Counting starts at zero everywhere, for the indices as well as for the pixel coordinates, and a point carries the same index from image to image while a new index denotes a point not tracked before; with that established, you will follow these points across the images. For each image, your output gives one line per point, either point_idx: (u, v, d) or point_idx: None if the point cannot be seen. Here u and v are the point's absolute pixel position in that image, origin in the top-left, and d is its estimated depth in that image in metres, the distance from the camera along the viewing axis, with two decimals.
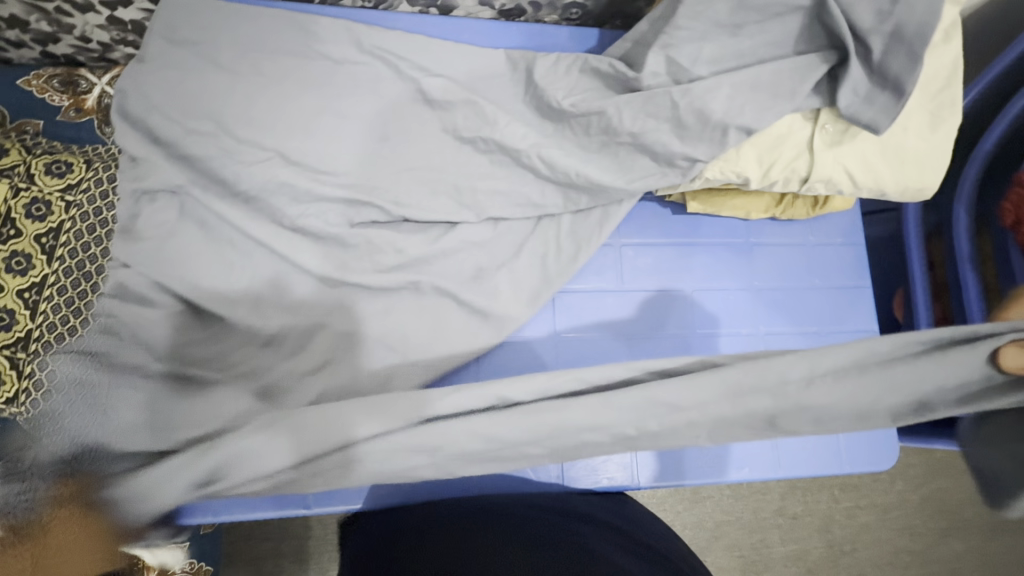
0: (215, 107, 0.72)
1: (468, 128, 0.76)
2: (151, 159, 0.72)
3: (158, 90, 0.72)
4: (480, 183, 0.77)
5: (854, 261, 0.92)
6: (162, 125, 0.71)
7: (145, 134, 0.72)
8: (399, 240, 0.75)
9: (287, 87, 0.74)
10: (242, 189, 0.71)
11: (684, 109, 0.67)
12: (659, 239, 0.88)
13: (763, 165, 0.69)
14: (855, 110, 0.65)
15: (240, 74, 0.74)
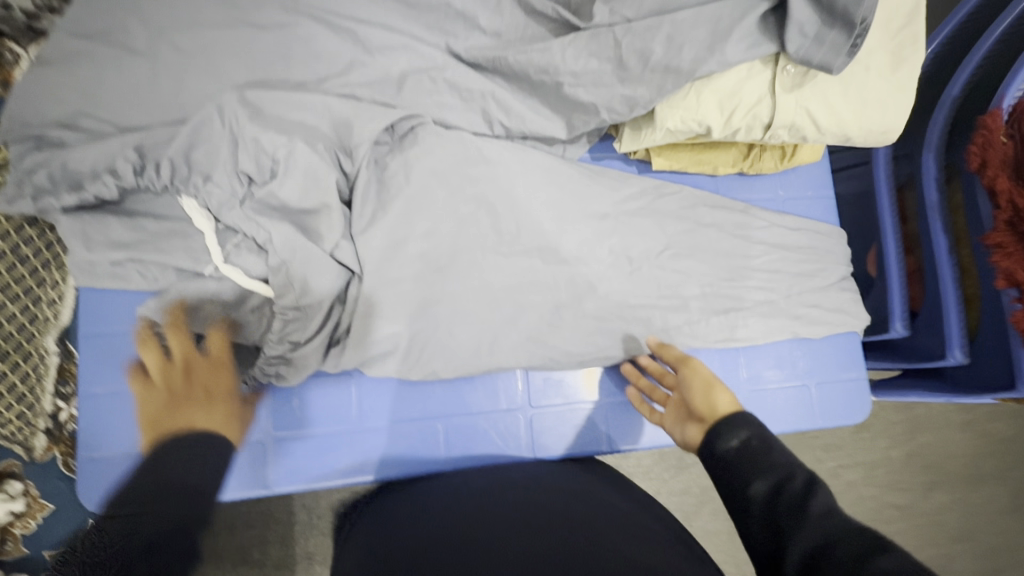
0: (151, 79, 0.68)
1: (413, 86, 0.73)
2: (83, 135, 0.67)
3: (81, 58, 0.68)
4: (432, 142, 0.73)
5: (824, 215, 0.91)
6: (92, 94, 0.67)
7: (72, 108, 0.67)
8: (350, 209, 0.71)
9: (223, 49, 0.70)
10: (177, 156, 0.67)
11: (626, 48, 0.66)
12: None
13: (724, 113, 0.67)
14: (807, 52, 0.62)
15: (175, 41, 0.70)
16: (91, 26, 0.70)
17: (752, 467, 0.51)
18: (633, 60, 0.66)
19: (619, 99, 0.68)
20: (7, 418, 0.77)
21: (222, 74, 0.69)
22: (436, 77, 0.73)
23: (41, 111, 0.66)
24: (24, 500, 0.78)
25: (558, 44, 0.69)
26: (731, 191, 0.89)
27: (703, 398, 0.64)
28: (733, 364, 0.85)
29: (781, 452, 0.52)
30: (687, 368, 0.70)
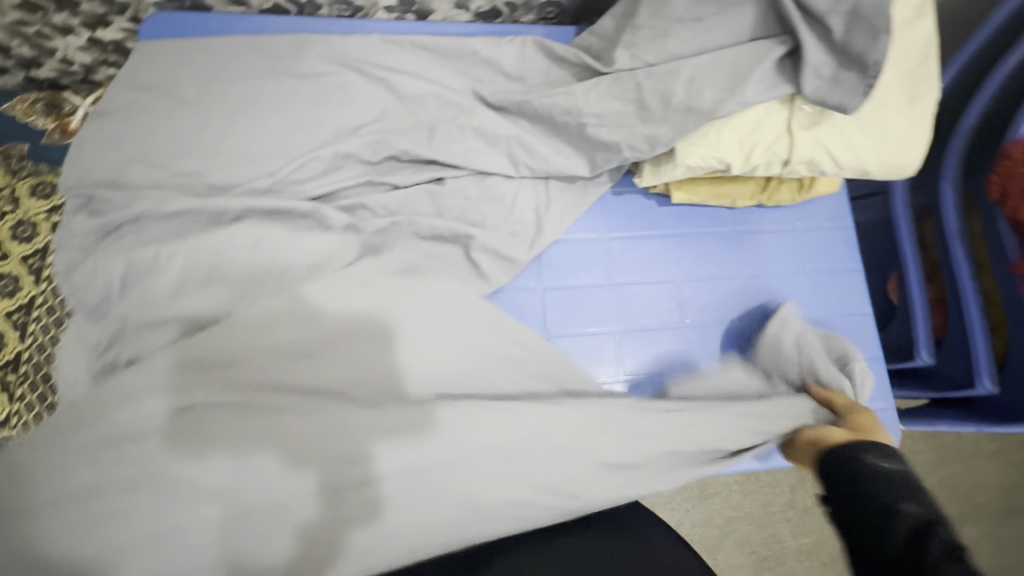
0: (201, 127, 0.73)
1: (444, 130, 0.77)
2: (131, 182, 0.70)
3: (139, 109, 0.73)
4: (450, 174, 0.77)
5: (844, 246, 0.92)
6: (148, 141, 0.72)
7: (126, 156, 0.71)
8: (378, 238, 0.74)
9: (269, 98, 0.75)
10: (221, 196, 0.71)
11: (647, 91, 0.70)
12: (647, 231, 0.88)
13: (743, 151, 0.69)
14: (824, 93, 0.64)
15: (226, 92, 0.75)
16: (151, 80, 0.75)
17: (900, 489, 0.54)
18: (655, 103, 0.69)
19: (642, 138, 0.70)
20: None
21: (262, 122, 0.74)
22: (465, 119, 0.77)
23: (95, 164, 0.70)
24: None
25: (583, 88, 0.73)
26: (750, 222, 0.91)
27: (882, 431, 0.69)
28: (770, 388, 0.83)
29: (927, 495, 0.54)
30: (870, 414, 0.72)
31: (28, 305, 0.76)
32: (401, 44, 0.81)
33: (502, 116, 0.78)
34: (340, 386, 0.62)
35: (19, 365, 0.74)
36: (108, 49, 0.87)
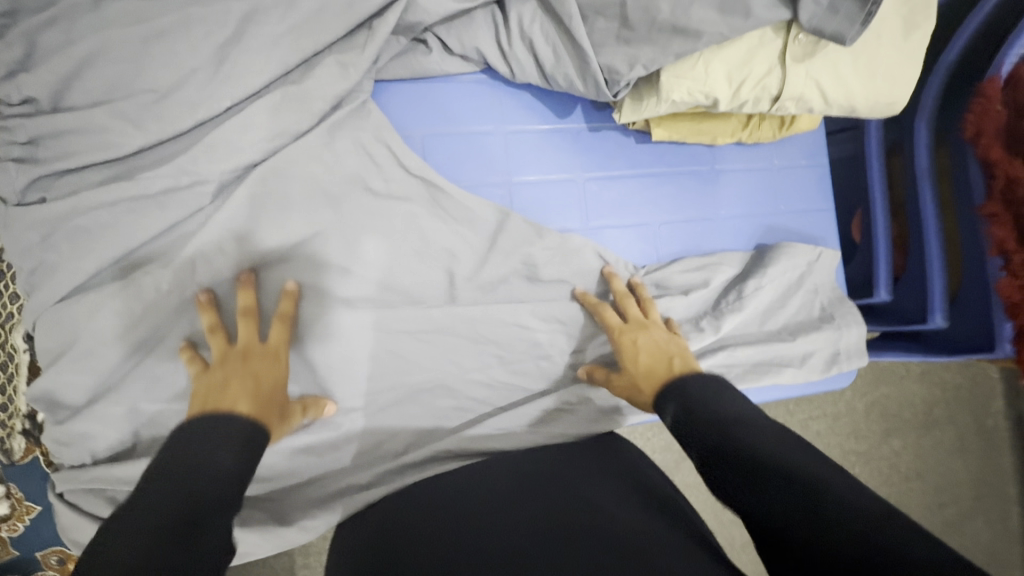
0: (118, 54, 0.62)
1: (414, 64, 0.74)
2: (71, 129, 0.62)
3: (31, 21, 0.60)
4: (423, 149, 0.76)
5: (817, 185, 0.91)
6: (43, 71, 0.61)
7: (41, 79, 0.61)
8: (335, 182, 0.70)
9: (187, 14, 0.63)
10: (165, 121, 0.63)
11: (631, 9, 0.64)
12: (624, 171, 0.83)
13: (732, 85, 0.64)
14: (819, 22, 0.58)
15: (141, 15, 0.62)
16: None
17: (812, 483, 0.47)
18: (638, 20, 0.64)
19: (623, 61, 0.66)
20: None
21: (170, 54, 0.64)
22: (434, 57, 0.74)
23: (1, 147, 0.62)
24: (8, 503, 0.75)
25: (533, 12, 0.71)
26: (728, 161, 0.87)
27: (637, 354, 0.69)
28: (727, 325, 0.82)
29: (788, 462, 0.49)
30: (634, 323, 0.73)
31: None
32: None
33: (479, 26, 0.72)
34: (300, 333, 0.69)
35: None
36: None
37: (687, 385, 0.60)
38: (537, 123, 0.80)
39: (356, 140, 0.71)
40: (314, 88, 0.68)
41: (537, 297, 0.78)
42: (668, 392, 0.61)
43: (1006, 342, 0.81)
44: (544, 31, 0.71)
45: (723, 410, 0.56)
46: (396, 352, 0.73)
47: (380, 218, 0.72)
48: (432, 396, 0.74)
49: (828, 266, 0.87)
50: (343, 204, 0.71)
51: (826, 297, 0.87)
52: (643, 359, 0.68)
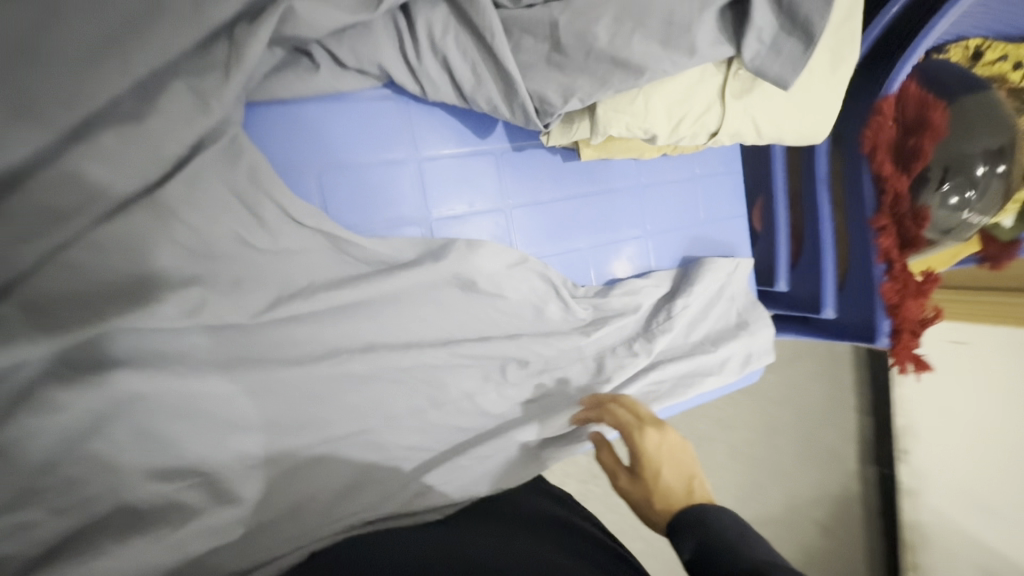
0: None
1: (298, 84, 0.58)
2: None
3: None
4: (318, 187, 0.63)
5: (733, 192, 0.91)
6: None
7: None
8: (208, 242, 0.55)
9: None
10: None
11: (564, 32, 0.55)
12: (550, 194, 0.77)
13: (670, 121, 0.59)
14: (761, 63, 0.55)
15: None
16: None
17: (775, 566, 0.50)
18: (572, 46, 0.55)
19: (556, 90, 0.58)
20: None
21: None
22: (323, 74, 0.59)
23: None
24: None
25: (445, 22, 0.58)
26: (652, 174, 0.84)
27: (668, 468, 0.62)
28: (658, 344, 0.82)
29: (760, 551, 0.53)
30: (654, 426, 0.65)
31: None
32: None
33: (379, 37, 0.58)
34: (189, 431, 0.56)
35: None
36: None
37: (700, 514, 0.57)
38: (452, 145, 0.70)
39: (227, 187, 0.56)
40: (161, 126, 0.51)
41: (473, 345, 0.70)
42: (688, 524, 0.57)
43: (884, 336, 0.91)
44: (460, 45, 0.59)
45: (725, 543, 0.53)
46: (314, 430, 0.62)
47: (272, 281, 0.59)
48: (361, 475, 0.65)
49: (744, 275, 0.89)
50: (219, 271, 0.56)
51: (742, 304, 0.90)
52: (667, 476, 0.61)
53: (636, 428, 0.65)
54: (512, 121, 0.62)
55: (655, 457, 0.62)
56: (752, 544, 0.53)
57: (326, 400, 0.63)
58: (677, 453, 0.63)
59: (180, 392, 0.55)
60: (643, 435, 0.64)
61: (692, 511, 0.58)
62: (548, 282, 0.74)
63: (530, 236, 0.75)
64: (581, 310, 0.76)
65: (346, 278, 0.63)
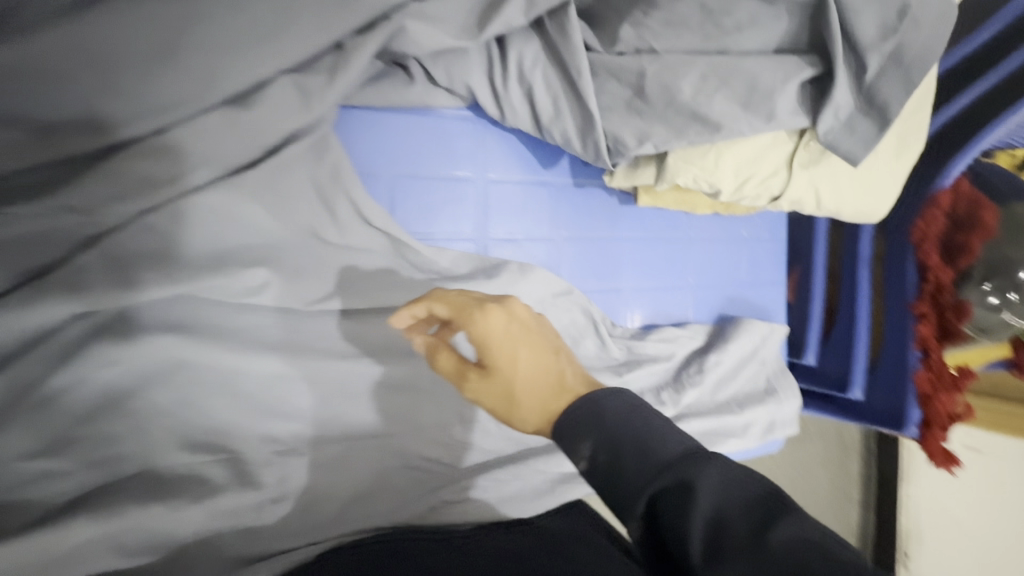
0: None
1: (390, 93, 0.61)
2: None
3: None
4: (387, 191, 0.65)
5: (774, 260, 0.93)
6: None
7: None
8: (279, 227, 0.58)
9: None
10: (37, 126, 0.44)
11: (650, 83, 0.58)
12: (603, 233, 0.79)
13: (737, 179, 0.61)
14: (834, 137, 0.57)
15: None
16: None
17: (683, 490, 0.35)
18: (656, 97, 0.58)
19: (632, 134, 0.61)
20: None
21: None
22: (415, 88, 0.62)
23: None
24: None
25: (537, 57, 0.61)
26: (701, 230, 0.86)
27: (523, 332, 0.49)
28: (686, 396, 0.82)
29: (659, 457, 0.37)
30: (494, 299, 0.50)
31: None
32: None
33: (474, 59, 0.61)
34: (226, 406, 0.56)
35: None
36: None
37: (596, 409, 0.42)
38: (519, 172, 0.72)
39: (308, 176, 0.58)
40: (265, 114, 0.54)
41: None
42: (578, 426, 0.42)
43: (914, 425, 0.90)
44: (547, 80, 0.62)
45: (633, 435, 0.39)
46: (342, 425, 0.62)
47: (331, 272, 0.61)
48: (378, 479, 0.64)
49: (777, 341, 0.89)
50: (285, 252, 0.58)
51: (771, 370, 0.90)
52: (525, 362, 0.47)
53: (477, 304, 0.49)
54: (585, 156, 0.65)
55: (498, 369, 0.47)
56: (654, 431, 0.39)
57: (360, 396, 0.63)
58: (534, 325, 0.49)
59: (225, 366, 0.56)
60: (494, 313, 0.49)
61: (577, 414, 0.42)
62: (589, 318, 0.75)
63: (579, 270, 0.77)
64: (615, 350, 0.76)
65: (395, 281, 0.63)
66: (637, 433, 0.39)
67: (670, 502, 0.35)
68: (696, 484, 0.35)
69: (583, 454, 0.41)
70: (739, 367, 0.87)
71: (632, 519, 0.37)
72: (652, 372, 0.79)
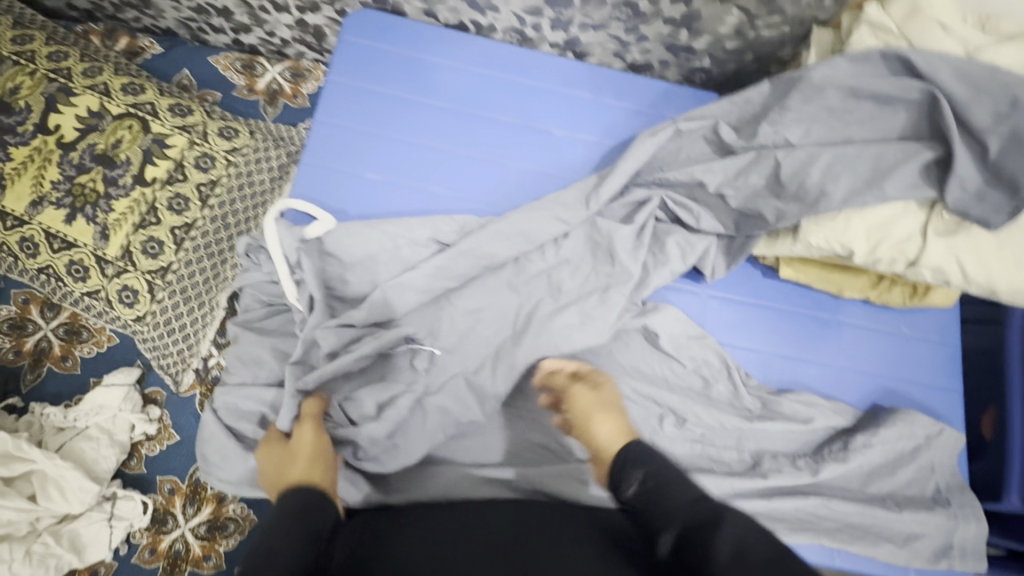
0: (381, 142, 0.89)
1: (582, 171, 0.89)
2: (337, 180, 0.86)
3: (344, 106, 0.89)
4: None
5: (944, 365, 0.89)
6: (340, 139, 0.88)
7: (331, 143, 0.87)
8: (498, 246, 0.81)
9: (430, 129, 0.91)
10: (411, 187, 0.88)
11: (785, 165, 0.74)
12: (746, 298, 0.89)
13: (870, 242, 0.70)
14: (965, 205, 0.65)
15: (412, 124, 0.90)
16: (342, 90, 0.90)
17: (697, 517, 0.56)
18: (789, 178, 0.74)
19: (771, 211, 0.76)
20: (167, 354, 0.91)
21: (426, 141, 0.90)
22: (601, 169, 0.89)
23: (273, 237, 0.78)
24: (157, 426, 0.91)
25: (698, 152, 0.84)
26: (852, 316, 0.90)
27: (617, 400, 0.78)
28: (826, 472, 0.79)
29: (676, 496, 0.60)
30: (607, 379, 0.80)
31: (189, 225, 0.89)
32: (544, 92, 0.95)
33: (650, 149, 0.83)
34: (435, 355, 0.79)
35: (168, 274, 0.88)
36: (307, 30, 1.02)
37: (646, 455, 0.67)
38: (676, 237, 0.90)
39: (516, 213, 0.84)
40: None
41: (644, 387, 0.82)
42: (631, 463, 0.67)
43: None
44: (701, 167, 0.81)
45: (671, 479, 0.63)
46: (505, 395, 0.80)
47: (524, 279, 0.83)
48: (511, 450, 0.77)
49: (948, 445, 0.82)
50: (500, 262, 0.82)
51: (942, 478, 0.81)
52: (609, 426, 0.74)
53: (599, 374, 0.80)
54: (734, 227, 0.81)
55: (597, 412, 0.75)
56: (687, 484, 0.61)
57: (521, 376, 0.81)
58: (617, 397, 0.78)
59: (443, 323, 0.80)
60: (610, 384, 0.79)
61: (634, 449, 0.69)
62: (725, 365, 0.83)
63: (722, 323, 0.87)
64: (748, 400, 0.82)
65: (577, 319, 0.81)
66: (663, 475, 0.63)
67: (699, 529, 0.55)
68: (722, 519, 0.55)
69: (630, 479, 0.66)
70: (900, 463, 0.81)
71: (664, 536, 0.57)
72: (786, 432, 0.81)
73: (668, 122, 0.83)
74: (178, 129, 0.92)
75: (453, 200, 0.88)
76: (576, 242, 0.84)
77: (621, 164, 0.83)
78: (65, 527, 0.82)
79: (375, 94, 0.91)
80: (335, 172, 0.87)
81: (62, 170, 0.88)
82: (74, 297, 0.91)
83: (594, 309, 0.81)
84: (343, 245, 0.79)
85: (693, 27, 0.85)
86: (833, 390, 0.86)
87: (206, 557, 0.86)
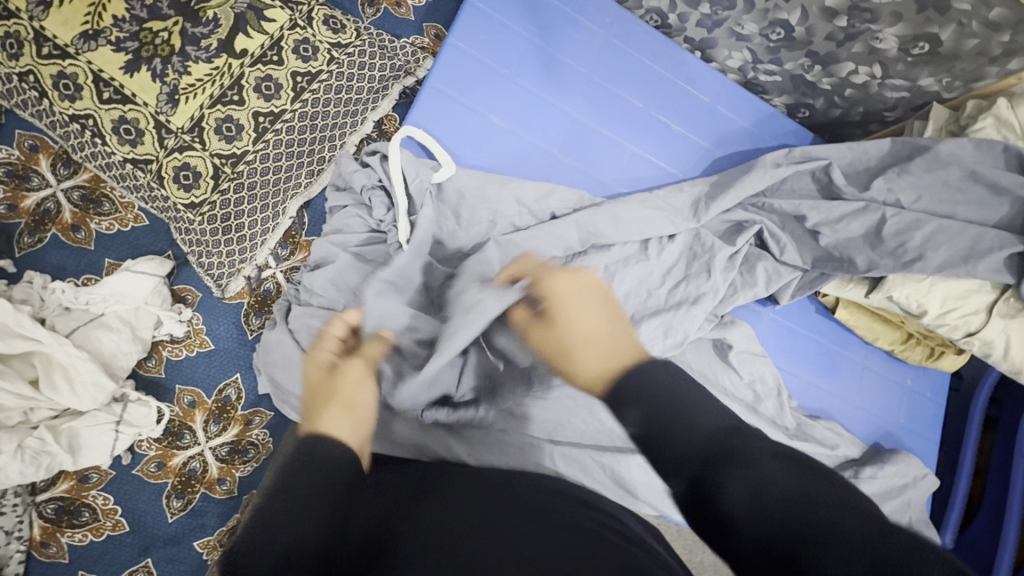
0: (510, 87, 0.84)
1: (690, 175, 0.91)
2: (463, 119, 0.81)
3: (479, 38, 0.84)
4: None
5: (935, 418, 1.02)
6: (471, 74, 0.83)
7: (461, 75, 0.82)
8: (616, 230, 0.80)
9: (559, 86, 0.87)
10: (530, 145, 0.84)
11: (890, 223, 0.80)
12: (800, 328, 0.97)
13: (944, 307, 0.80)
14: None
15: (544, 76, 0.86)
16: (479, 21, 0.84)
17: None
18: (890, 235, 0.80)
19: (863, 258, 0.82)
20: (215, 254, 0.79)
21: (551, 99, 0.86)
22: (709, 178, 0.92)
23: (395, 162, 0.74)
24: (186, 329, 0.81)
25: (805, 187, 0.87)
26: (876, 363, 1.00)
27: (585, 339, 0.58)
28: None
29: None
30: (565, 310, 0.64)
31: (275, 116, 0.78)
32: (671, 82, 0.93)
33: (767, 176, 0.85)
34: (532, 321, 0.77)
35: (241, 163, 0.77)
36: None
37: None
38: None
39: (633, 199, 0.83)
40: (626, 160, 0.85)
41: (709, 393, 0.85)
42: None
43: None
44: (811, 203, 0.84)
45: None
46: None
47: (622, 265, 0.81)
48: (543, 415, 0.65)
49: (928, 488, 0.93)
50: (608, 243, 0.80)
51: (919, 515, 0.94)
52: None
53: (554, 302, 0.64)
54: (823, 270, 0.85)
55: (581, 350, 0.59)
56: None
57: None
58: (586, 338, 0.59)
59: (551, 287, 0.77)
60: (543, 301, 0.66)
61: None
62: (776, 384, 0.89)
63: (775, 349, 0.94)
64: (789, 419, 0.89)
65: (660, 332, 0.79)
66: None
67: None
68: None
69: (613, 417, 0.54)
70: (895, 496, 0.91)
71: None
72: (814, 453, 0.89)
73: (783, 150, 0.88)
74: (281, 2, 0.79)
75: (565, 170, 0.85)
76: (680, 244, 0.84)
77: (738, 180, 0.84)
78: (69, 423, 0.71)
79: (514, 33, 0.86)
80: (457, 106, 0.81)
81: (130, 7, 0.74)
82: (111, 161, 0.77)
83: (678, 320, 0.80)
84: (462, 189, 0.76)
85: (828, 68, 0.88)
86: (849, 423, 0.96)
87: (221, 481, 0.78)
